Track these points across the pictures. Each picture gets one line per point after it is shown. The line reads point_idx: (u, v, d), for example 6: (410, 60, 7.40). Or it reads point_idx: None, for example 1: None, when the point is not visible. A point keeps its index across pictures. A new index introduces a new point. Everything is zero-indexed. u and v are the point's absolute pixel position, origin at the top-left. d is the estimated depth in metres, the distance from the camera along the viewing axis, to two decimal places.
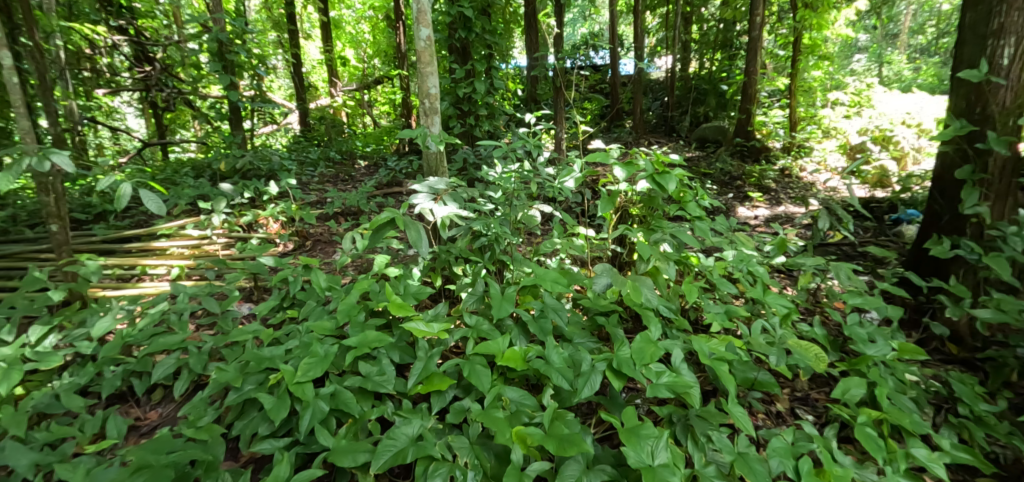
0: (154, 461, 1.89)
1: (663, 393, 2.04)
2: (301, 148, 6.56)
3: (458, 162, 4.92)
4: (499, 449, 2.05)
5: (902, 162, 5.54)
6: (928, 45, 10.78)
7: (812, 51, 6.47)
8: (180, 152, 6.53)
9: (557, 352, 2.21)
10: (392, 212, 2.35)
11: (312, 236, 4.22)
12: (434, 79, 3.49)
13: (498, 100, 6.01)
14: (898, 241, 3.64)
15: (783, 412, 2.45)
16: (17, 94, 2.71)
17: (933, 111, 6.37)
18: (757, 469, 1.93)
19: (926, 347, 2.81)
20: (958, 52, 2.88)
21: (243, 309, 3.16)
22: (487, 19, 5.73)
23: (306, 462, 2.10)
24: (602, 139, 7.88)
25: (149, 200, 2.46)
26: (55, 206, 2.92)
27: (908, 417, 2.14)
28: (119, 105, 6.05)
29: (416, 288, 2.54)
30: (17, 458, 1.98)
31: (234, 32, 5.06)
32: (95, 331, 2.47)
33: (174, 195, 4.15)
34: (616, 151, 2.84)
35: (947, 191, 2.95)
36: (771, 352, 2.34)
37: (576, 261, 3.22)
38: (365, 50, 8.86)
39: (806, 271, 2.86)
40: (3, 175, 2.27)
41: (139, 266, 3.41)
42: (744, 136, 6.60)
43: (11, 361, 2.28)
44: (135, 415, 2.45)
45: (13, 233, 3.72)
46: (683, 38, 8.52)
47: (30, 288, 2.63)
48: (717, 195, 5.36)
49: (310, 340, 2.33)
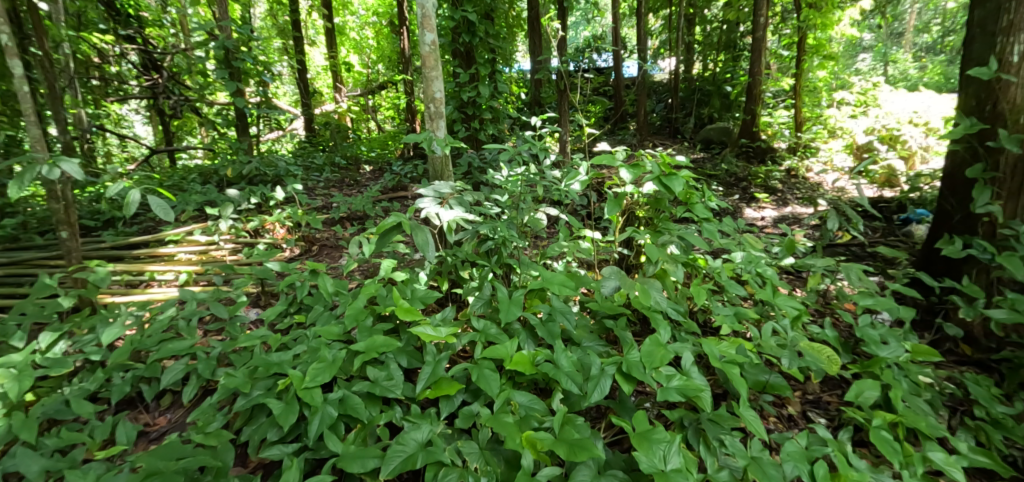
0: (165, 467, 1.89)
1: (674, 397, 2.03)
2: (306, 153, 6.58)
3: (463, 167, 4.96)
4: (509, 454, 2.04)
5: (911, 162, 5.45)
6: (935, 44, 10.73)
7: (818, 51, 6.36)
8: (187, 159, 6.57)
9: (566, 356, 2.20)
10: (398, 217, 2.33)
11: (319, 241, 4.21)
12: (439, 82, 3.46)
13: (502, 104, 6.02)
14: (907, 241, 3.63)
15: (795, 415, 2.43)
16: (28, 103, 2.73)
17: (941, 110, 6.34)
18: (771, 473, 1.91)
19: (939, 348, 2.78)
20: (967, 50, 2.86)
21: (252, 314, 3.15)
22: (490, 22, 5.69)
23: (315, 468, 2.10)
24: (607, 141, 7.89)
25: (159, 207, 2.46)
26: (65, 213, 2.93)
27: (924, 420, 2.11)
28: (126, 112, 6.12)
29: (423, 293, 2.53)
30: (29, 464, 1.98)
31: (240, 39, 5.07)
32: (104, 338, 2.46)
33: (182, 201, 4.21)
34: (622, 153, 2.81)
35: (958, 190, 2.93)
36: (782, 355, 2.32)
37: (584, 263, 3.19)
38: (369, 56, 8.90)
39: (816, 273, 2.85)
40: (15, 182, 2.29)
41: (147, 272, 3.41)
42: (749, 137, 6.60)
43: (22, 366, 2.28)
44: (145, 421, 2.46)
45: (23, 240, 3.75)
46: (687, 40, 8.48)
47: (40, 294, 2.62)
48: (724, 197, 5.35)
49: (318, 345, 2.33)
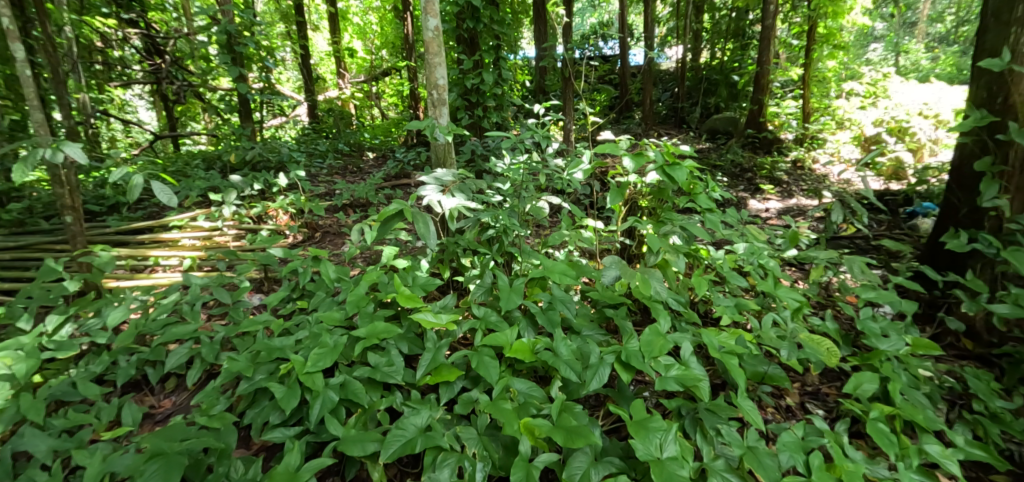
0: (168, 448, 1.91)
1: (672, 386, 2.04)
2: (310, 138, 6.57)
3: (466, 154, 4.97)
4: (507, 441, 2.06)
5: (919, 154, 5.45)
6: (948, 33, 10.58)
7: (828, 40, 6.25)
8: (191, 145, 6.62)
9: (566, 344, 2.21)
10: (399, 204, 2.33)
11: (321, 228, 4.22)
12: (442, 69, 3.42)
13: (507, 91, 5.95)
14: (912, 234, 3.62)
15: (794, 406, 2.44)
16: (30, 87, 2.73)
17: (951, 102, 6.33)
18: (766, 463, 1.92)
19: (940, 342, 2.78)
20: (980, 41, 2.82)
21: (254, 300, 3.17)
22: (494, 9, 5.66)
23: (316, 451, 2.12)
24: (612, 130, 7.86)
25: (161, 192, 2.47)
26: (69, 198, 2.95)
27: (922, 413, 2.12)
28: (130, 98, 6.15)
29: (424, 280, 2.55)
30: (36, 444, 2.02)
31: (243, 23, 5.05)
32: (109, 321, 2.49)
33: (185, 187, 4.23)
34: (627, 142, 2.78)
35: (965, 184, 2.91)
36: (782, 346, 2.32)
37: (586, 253, 3.20)
38: (373, 42, 8.80)
39: (818, 265, 2.82)
40: (18, 167, 2.30)
41: (151, 258, 3.44)
42: (755, 127, 6.55)
43: (30, 348, 2.32)
44: (150, 403, 2.49)
45: (29, 224, 3.79)
46: (695, 27, 8.35)
47: (46, 278, 2.64)
48: (728, 188, 5.33)
49: (320, 331, 2.36)
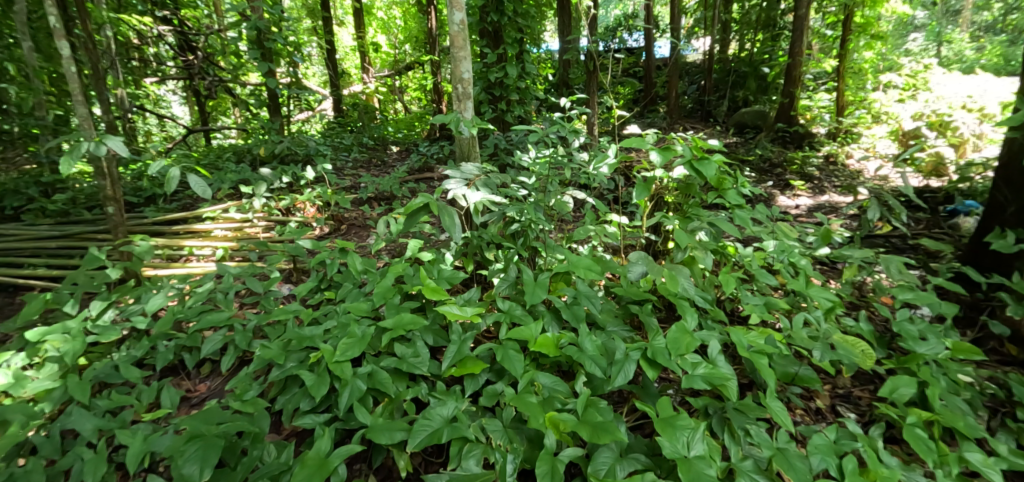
0: (206, 431, 1.97)
1: (699, 384, 2.02)
2: (335, 132, 6.65)
3: (490, 148, 4.99)
4: (533, 434, 2.06)
5: (962, 149, 5.18)
6: (994, 24, 10.13)
7: (865, 31, 6.05)
8: (221, 138, 6.78)
9: (591, 339, 2.21)
10: (426, 198, 2.35)
11: (347, 220, 4.28)
12: (468, 63, 3.44)
13: (530, 84, 5.94)
14: (953, 234, 3.50)
15: (824, 409, 2.39)
16: (75, 82, 2.83)
17: (997, 94, 6.06)
18: (797, 465, 1.89)
19: (982, 347, 2.68)
20: None
21: (283, 290, 3.23)
22: (519, 1, 5.63)
23: (345, 438, 2.16)
24: (637, 125, 7.78)
25: (197, 185, 2.52)
26: (111, 189, 3.05)
27: (962, 419, 2.05)
28: (165, 93, 6.32)
29: (449, 273, 2.57)
30: (83, 422, 2.11)
31: (272, 19, 5.14)
32: (149, 307, 2.57)
33: (217, 179, 4.33)
34: (653, 136, 2.74)
35: (1013, 182, 2.81)
36: (814, 347, 2.28)
37: (610, 248, 3.17)
38: (397, 36, 8.87)
39: (852, 265, 2.75)
40: (64, 159, 2.38)
41: (186, 247, 3.54)
42: (785, 121, 6.35)
43: (75, 332, 2.41)
44: (186, 387, 2.56)
45: (72, 214, 3.93)
46: (723, 19, 8.16)
47: (90, 266, 2.74)
48: (756, 184, 5.24)
49: (348, 321, 2.39)
